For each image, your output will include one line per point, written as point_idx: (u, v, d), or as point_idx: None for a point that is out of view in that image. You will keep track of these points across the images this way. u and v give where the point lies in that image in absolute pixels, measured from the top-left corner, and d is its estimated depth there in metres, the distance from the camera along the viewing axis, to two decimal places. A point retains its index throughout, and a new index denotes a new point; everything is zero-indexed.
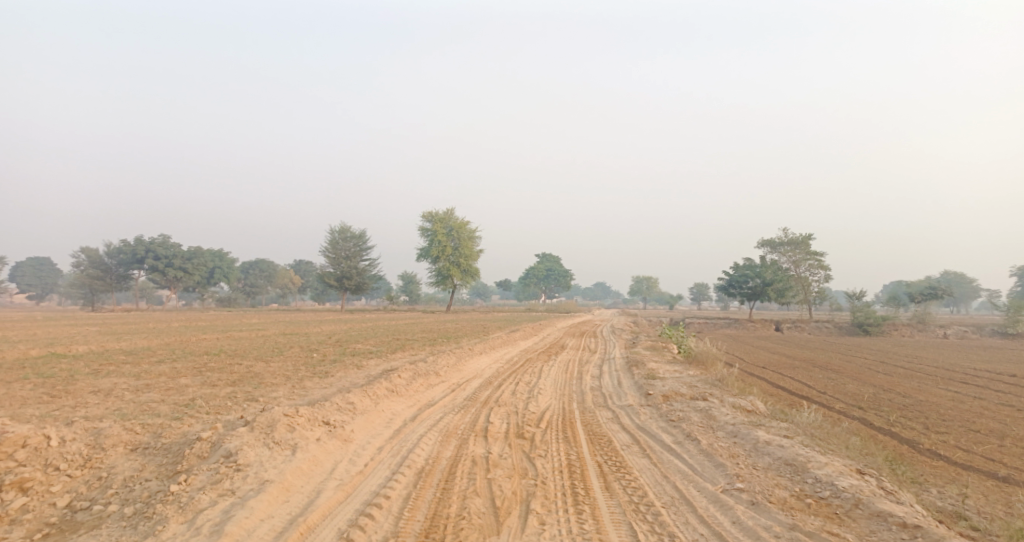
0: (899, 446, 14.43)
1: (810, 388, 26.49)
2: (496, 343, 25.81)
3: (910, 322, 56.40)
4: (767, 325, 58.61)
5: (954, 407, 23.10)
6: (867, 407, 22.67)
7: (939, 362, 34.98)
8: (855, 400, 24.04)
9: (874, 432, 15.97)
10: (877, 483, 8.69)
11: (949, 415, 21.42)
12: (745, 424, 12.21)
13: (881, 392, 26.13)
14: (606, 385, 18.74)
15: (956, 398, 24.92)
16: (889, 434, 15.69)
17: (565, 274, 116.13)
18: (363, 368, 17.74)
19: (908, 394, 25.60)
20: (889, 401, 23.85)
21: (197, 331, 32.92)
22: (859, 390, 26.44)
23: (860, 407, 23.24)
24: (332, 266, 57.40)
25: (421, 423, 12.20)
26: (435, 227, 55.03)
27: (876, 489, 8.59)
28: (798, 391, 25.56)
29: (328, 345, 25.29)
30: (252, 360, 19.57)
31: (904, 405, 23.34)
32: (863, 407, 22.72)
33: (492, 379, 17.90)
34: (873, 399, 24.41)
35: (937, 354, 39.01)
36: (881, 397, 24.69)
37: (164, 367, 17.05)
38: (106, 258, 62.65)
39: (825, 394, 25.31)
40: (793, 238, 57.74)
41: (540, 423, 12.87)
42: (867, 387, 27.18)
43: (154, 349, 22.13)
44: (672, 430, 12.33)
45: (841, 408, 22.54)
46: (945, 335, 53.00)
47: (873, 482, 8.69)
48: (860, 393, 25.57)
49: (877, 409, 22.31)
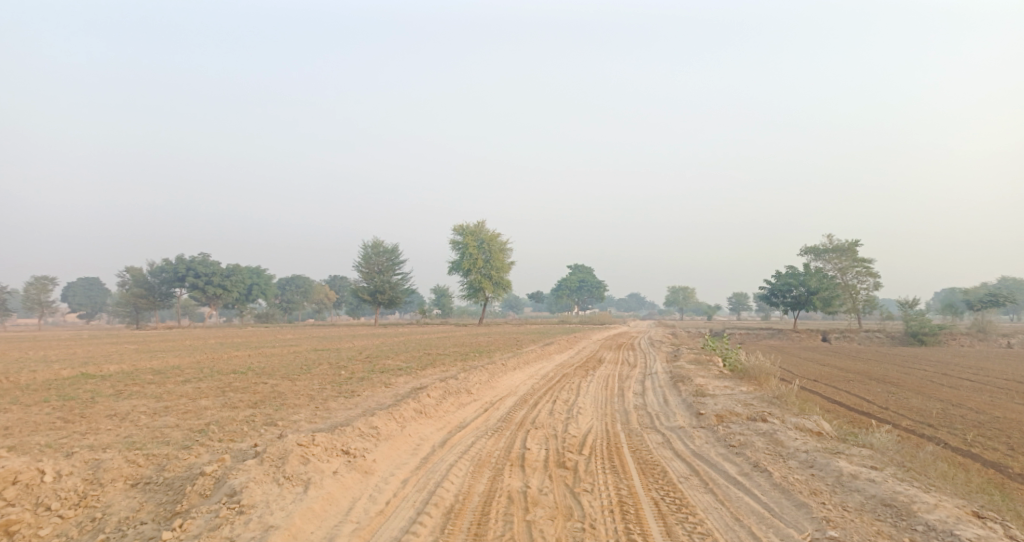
0: (989, 472, 12.89)
1: (869, 404, 24.70)
2: (532, 358, 24.45)
3: (967, 331, 53.61)
4: (813, 336, 56.30)
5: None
6: (937, 424, 20.91)
7: (1005, 374, 32.71)
8: (923, 417, 22.17)
9: (954, 454, 14.39)
10: (1004, 534, 7.55)
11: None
12: (820, 453, 10.84)
13: (948, 407, 24.23)
14: (651, 404, 17.33)
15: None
16: (972, 457, 14.11)
17: (600, 286, 114.41)
18: (393, 387, 16.56)
19: (979, 409, 23.66)
20: (960, 417, 22.00)
21: (231, 347, 32.15)
22: (924, 405, 24.58)
23: (928, 424, 21.45)
24: (366, 281, 56.76)
25: (451, 450, 11.01)
26: (468, 239, 54.12)
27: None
28: (857, 407, 23.83)
29: (359, 362, 24.22)
30: (279, 379, 18.56)
31: (978, 422, 21.43)
32: (933, 424, 20.89)
33: (529, 398, 16.59)
34: (941, 415, 22.56)
35: (1001, 365, 36.64)
36: (951, 413, 22.82)
37: (188, 387, 16.12)
38: (149, 277, 62.89)
39: (887, 410, 23.49)
40: (838, 245, 55.53)
41: (583, 449, 11.56)
42: (932, 402, 25.25)
43: (182, 368, 21.28)
44: (735, 459, 10.99)
45: (909, 426, 20.81)
46: (1006, 345, 50.19)
47: (1000, 533, 7.55)
48: (926, 409, 23.66)
49: (949, 426, 20.53)
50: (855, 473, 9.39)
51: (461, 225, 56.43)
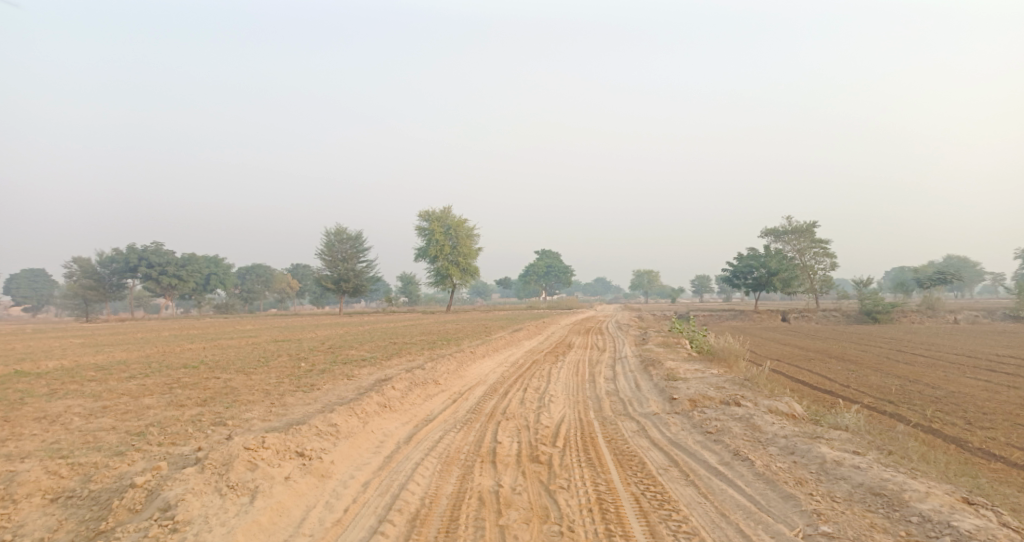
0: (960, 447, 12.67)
1: (832, 382, 24.63)
2: (500, 345, 23.80)
3: (919, 308, 54.51)
4: (774, 316, 56.70)
5: (992, 398, 21.22)
6: (898, 401, 20.84)
7: (960, 349, 33.10)
8: (885, 394, 22.11)
9: (919, 430, 14.19)
10: (999, 520, 7.49)
11: (989, 409, 19.56)
12: (800, 437, 10.42)
13: (908, 383, 24.29)
14: (624, 390, 16.82)
15: (989, 388, 23.03)
16: (936, 432, 13.93)
17: (565, 270, 114.31)
18: (355, 379, 15.78)
19: (937, 385, 23.75)
20: (920, 393, 22.01)
21: (184, 340, 30.81)
22: (884, 382, 24.61)
23: (890, 400, 21.37)
24: (328, 269, 55.48)
25: (416, 447, 10.32)
26: (431, 225, 53.18)
27: (1001, 527, 7.40)
28: (820, 386, 23.73)
29: (318, 353, 23.30)
30: (233, 373, 17.63)
31: (938, 397, 21.46)
32: (894, 401, 20.81)
33: (498, 386, 15.94)
34: (901, 391, 22.55)
35: (956, 340, 37.18)
36: (911, 389, 22.84)
37: (133, 384, 15.14)
38: (100, 268, 60.64)
39: (849, 388, 23.41)
40: (797, 226, 55.88)
41: (556, 441, 10.99)
42: (892, 379, 25.31)
43: (129, 363, 20.17)
44: (715, 447, 10.50)
45: (871, 403, 20.71)
46: (957, 320, 51.15)
47: (995, 519, 7.49)
48: (887, 386, 23.63)
49: (910, 403, 20.47)
50: (840, 460, 8.97)
51: (426, 211, 55.47)
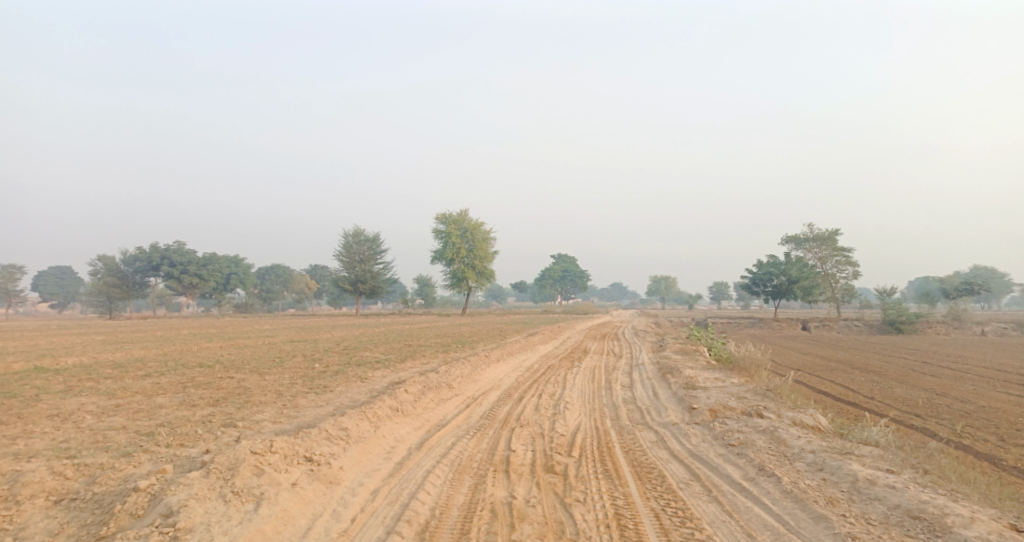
0: (994, 463, 12.22)
1: (855, 393, 24.05)
2: (516, 349, 23.50)
3: (943, 319, 53.45)
4: (793, 324, 55.88)
5: (1021, 413, 20.58)
6: (924, 414, 20.28)
7: (986, 362, 32.32)
8: (909, 407, 21.53)
9: (947, 445, 13.75)
10: None
11: (1019, 424, 18.96)
12: (828, 453, 10.05)
13: (933, 396, 23.65)
14: (641, 397, 16.44)
15: (1018, 403, 22.39)
16: (965, 447, 13.49)
17: (582, 275, 113.78)
18: (368, 382, 15.55)
19: (963, 398, 23.13)
20: (946, 407, 21.40)
21: (202, 339, 30.78)
22: (908, 394, 24.01)
23: (915, 413, 20.80)
24: (346, 270, 55.46)
25: (427, 453, 10.05)
26: (450, 228, 53.01)
27: None
28: (842, 397, 23.17)
29: (334, 354, 23.11)
30: (247, 373, 17.48)
31: (965, 411, 20.83)
32: (920, 415, 20.21)
33: (513, 391, 15.64)
34: (927, 404, 21.95)
35: (982, 352, 36.33)
36: (937, 402, 22.23)
37: (147, 382, 15.01)
38: (122, 266, 61.12)
39: (873, 400, 22.84)
40: (819, 234, 55.09)
41: (572, 450, 10.66)
42: (916, 391, 24.69)
43: (145, 361, 20.10)
44: (737, 461, 10.14)
45: (895, 416, 20.16)
46: (982, 332, 50.12)
47: None
48: (912, 398, 23.02)
49: (936, 416, 19.91)
50: (872, 478, 8.60)
51: (443, 213, 55.30)
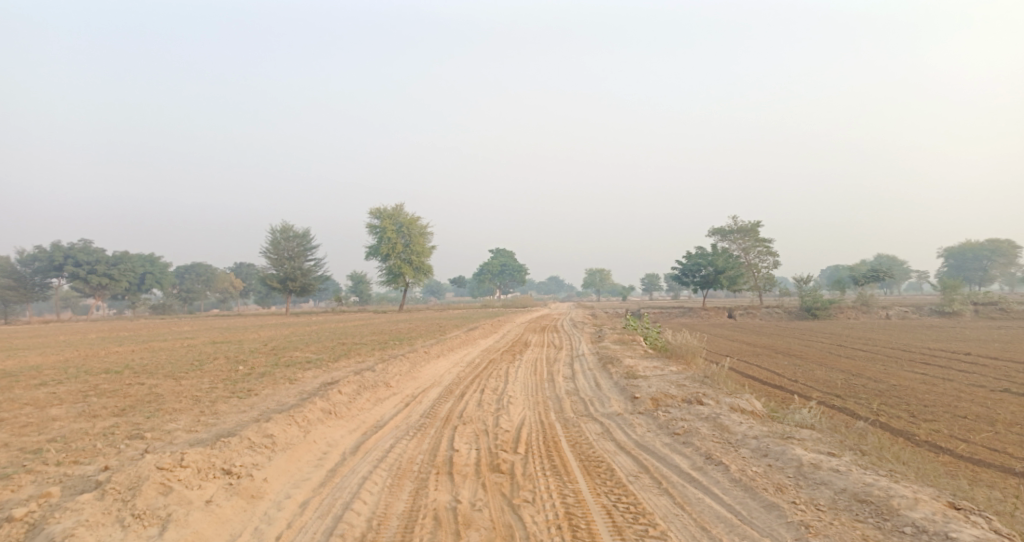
0: (918, 431, 12.19)
1: (780, 377, 24.32)
2: (455, 344, 22.81)
3: (853, 304, 55.13)
4: (720, 312, 56.90)
5: (932, 390, 21.11)
6: (843, 394, 20.51)
7: (900, 343, 33.41)
8: (830, 388, 21.83)
9: (862, 421, 13.73)
10: (989, 527, 7.02)
11: (928, 399, 19.32)
12: (771, 437, 9.76)
13: (851, 377, 24.12)
14: (583, 389, 16.00)
15: (926, 379, 23.02)
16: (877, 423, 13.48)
17: (520, 269, 113.71)
18: (297, 383, 14.64)
19: (877, 378, 23.67)
20: (863, 387, 21.77)
21: (114, 343, 28.89)
22: (829, 376, 24.45)
23: (834, 393, 21.05)
24: (274, 268, 53.51)
25: (363, 458, 9.32)
26: (384, 223, 51.64)
27: (991, 534, 6.93)
28: (769, 380, 23.35)
29: (258, 355, 21.92)
30: (160, 378, 16.29)
31: (879, 390, 21.25)
32: (839, 394, 20.48)
33: (454, 388, 14.98)
34: (845, 385, 22.30)
35: (897, 334, 37.60)
36: (854, 383, 22.63)
37: (43, 392, 13.71)
38: (20, 266, 57.49)
39: (796, 382, 23.09)
40: (742, 226, 56.24)
41: (518, 446, 10.10)
42: (836, 373, 25.18)
43: (45, 369, 18.55)
44: (685, 450, 9.76)
45: (815, 396, 20.33)
46: (888, 315, 52.12)
47: (985, 527, 7.00)
48: (831, 380, 23.41)
49: (854, 396, 20.18)
50: (816, 462, 8.32)
51: (377, 208, 53.93)
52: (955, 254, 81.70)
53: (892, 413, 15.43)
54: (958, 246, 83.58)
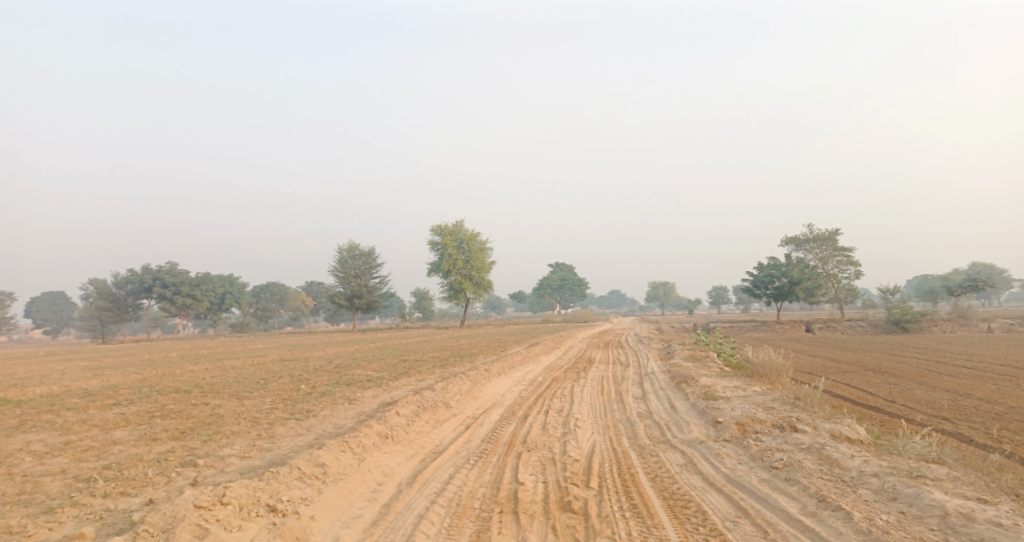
0: None
1: (875, 397, 22.45)
2: (518, 361, 21.86)
3: (949, 316, 51.77)
4: (797, 326, 54.28)
5: None
6: (953, 417, 18.66)
7: (1003, 359, 30.75)
8: (935, 410, 19.94)
9: (993, 454, 12.21)
10: None
11: None
12: (895, 476, 8.53)
13: (957, 397, 22.08)
14: (657, 411, 14.83)
15: None
16: (1011, 458, 11.94)
17: (582, 283, 112.27)
18: (356, 404, 13.93)
19: (989, 398, 21.57)
20: (974, 409, 19.79)
21: (188, 361, 29.03)
22: (930, 395, 22.47)
23: (942, 416, 19.19)
24: (342, 286, 53.82)
25: (419, 491, 8.48)
26: (445, 239, 51.39)
27: None
28: (862, 401, 21.55)
29: (322, 373, 21.43)
30: (225, 398, 15.89)
31: (994, 413, 19.19)
32: (948, 417, 18.63)
33: (517, 408, 14.02)
34: (952, 406, 20.37)
35: (995, 349, 34.80)
36: (963, 404, 20.64)
37: (111, 413, 13.41)
38: (113, 288, 59.42)
39: (894, 403, 21.23)
40: (819, 234, 53.63)
41: (590, 480, 9.07)
42: (938, 393, 23.13)
43: (118, 388, 18.45)
44: (788, 489, 8.59)
45: (921, 420, 18.56)
46: (988, 329, 48.62)
47: None
48: (935, 401, 21.37)
49: (968, 420, 18.29)
50: (967, 512, 7.37)
51: (440, 225, 53.67)
52: None
53: (1015, 441, 13.74)
54: None
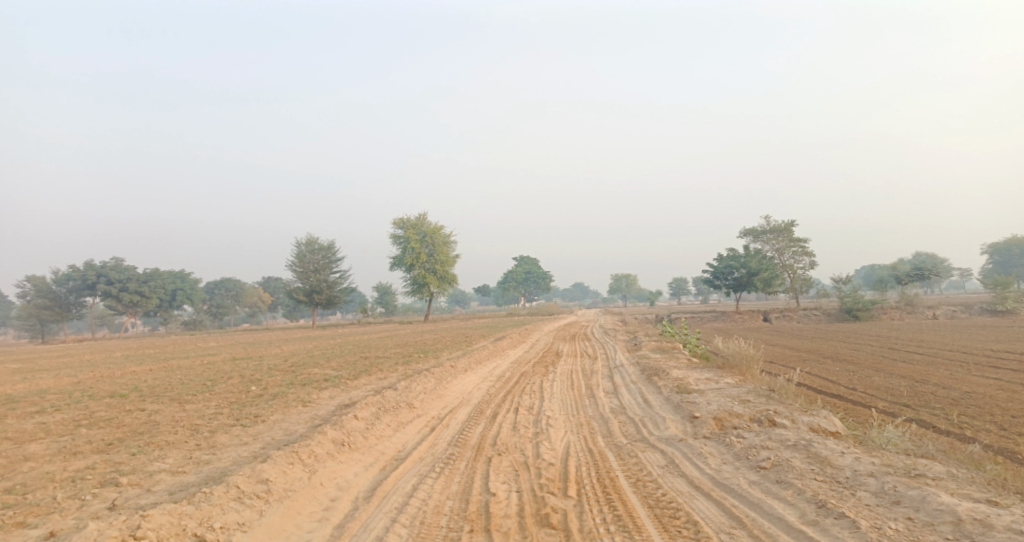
0: None
1: (836, 385, 22.13)
2: (483, 356, 20.93)
3: (898, 304, 52.41)
4: (755, 316, 54.42)
5: (1013, 398, 18.84)
6: (913, 403, 18.37)
7: (956, 345, 30.91)
8: (895, 396, 19.66)
9: (972, 444, 11.76)
10: None
11: (1016, 411, 17.10)
12: (895, 475, 7.83)
13: (916, 383, 21.90)
14: (631, 407, 14.06)
15: (1004, 386, 20.72)
16: (988, 448, 11.51)
17: (544, 276, 111.70)
18: (310, 407, 12.88)
19: (947, 384, 21.44)
20: (933, 395, 19.56)
21: (133, 362, 27.36)
22: (889, 383, 22.24)
23: (903, 403, 18.91)
24: (299, 281, 52.19)
25: (378, 508, 7.56)
26: (407, 233, 50.14)
27: None
28: (825, 390, 21.17)
29: (274, 373, 20.19)
30: (166, 403, 14.66)
31: (952, 399, 18.91)
32: (909, 404, 18.31)
33: (484, 407, 13.12)
34: (911, 393, 20.10)
35: (946, 335, 35.12)
36: (921, 390, 20.41)
37: (32, 423, 12.13)
38: (55, 286, 56.71)
39: (855, 391, 20.88)
40: (775, 226, 53.75)
41: (568, 488, 8.23)
42: (896, 379, 22.94)
43: (48, 394, 17.00)
44: (782, 493, 7.83)
45: (884, 408, 18.22)
46: (936, 316, 49.34)
47: None
48: (895, 388, 21.06)
49: (928, 406, 18.01)
50: (982, 519, 6.72)
51: (400, 218, 52.44)
52: (1001, 248, 78.83)
53: (979, 425, 13.39)
54: (1004, 241, 80.32)
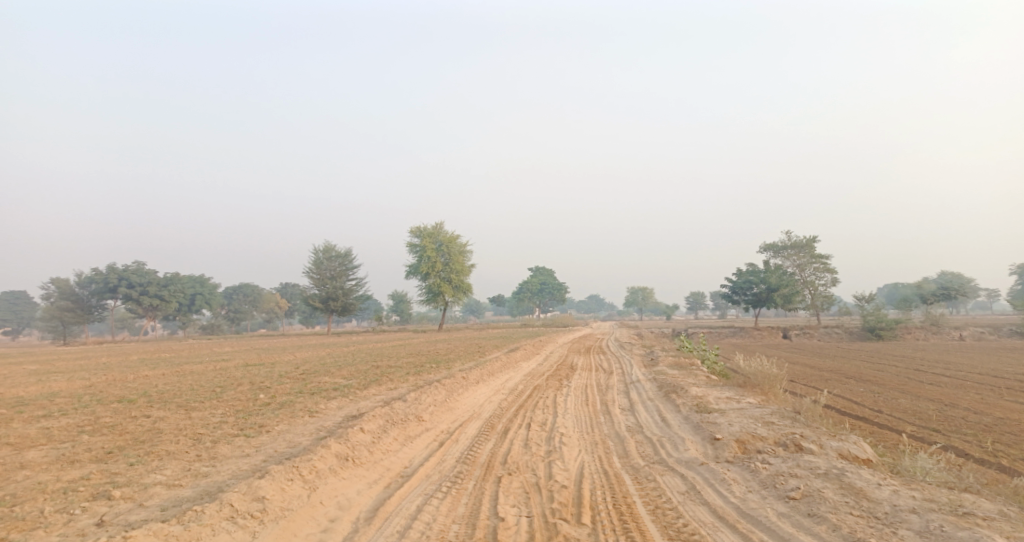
0: None
1: (860, 407, 21.40)
2: (496, 368, 20.42)
3: (922, 324, 51.25)
4: (774, 333, 53.47)
5: None
6: (943, 428, 17.64)
7: (983, 368, 29.97)
8: (923, 420, 18.93)
9: (1010, 475, 11.11)
10: None
11: None
12: (937, 513, 7.26)
13: (943, 407, 21.12)
14: (649, 425, 13.49)
15: None
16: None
17: (560, 288, 111.15)
18: (317, 418, 12.44)
19: (977, 408, 20.63)
20: (963, 419, 18.80)
21: (146, 366, 27.12)
22: (915, 406, 21.47)
23: (931, 428, 18.19)
24: (316, 288, 52.04)
25: (378, 531, 7.12)
26: (424, 242, 49.82)
27: None
28: (848, 411, 20.45)
29: (284, 381, 19.80)
30: (172, 409, 14.29)
31: (983, 425, 18.14)
32: (937, 429, 17.59)
33: (495, 422, 12.61)
34: (940, 416, 19.36)
35: (972, 357, 34.19)
36: (951, 414, 19.64)
37: (34, 428, 11.78)
38: (77, 288, 56.97)
39: (881, 413, 20.13)
40: (797, 241, 52.86)
41: (582, 514, 7.73)
42: (924, 402, 22.14)
43: (57, 397, 16.70)
44: (814, 528, 7.28)
45: (911, 432, 17.52)
46: (961, 337, 48.17)
47: None
48: (922, 411, 20.31)
49: (959, 431, 17.26)
50: None
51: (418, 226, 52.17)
52: None
53: (1015, 454, 12.73)
54: None
